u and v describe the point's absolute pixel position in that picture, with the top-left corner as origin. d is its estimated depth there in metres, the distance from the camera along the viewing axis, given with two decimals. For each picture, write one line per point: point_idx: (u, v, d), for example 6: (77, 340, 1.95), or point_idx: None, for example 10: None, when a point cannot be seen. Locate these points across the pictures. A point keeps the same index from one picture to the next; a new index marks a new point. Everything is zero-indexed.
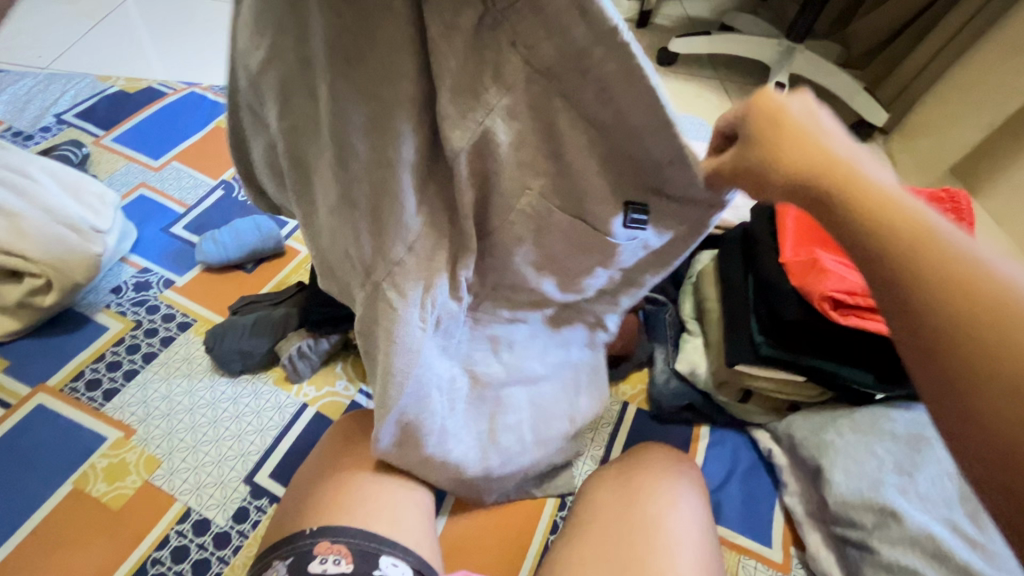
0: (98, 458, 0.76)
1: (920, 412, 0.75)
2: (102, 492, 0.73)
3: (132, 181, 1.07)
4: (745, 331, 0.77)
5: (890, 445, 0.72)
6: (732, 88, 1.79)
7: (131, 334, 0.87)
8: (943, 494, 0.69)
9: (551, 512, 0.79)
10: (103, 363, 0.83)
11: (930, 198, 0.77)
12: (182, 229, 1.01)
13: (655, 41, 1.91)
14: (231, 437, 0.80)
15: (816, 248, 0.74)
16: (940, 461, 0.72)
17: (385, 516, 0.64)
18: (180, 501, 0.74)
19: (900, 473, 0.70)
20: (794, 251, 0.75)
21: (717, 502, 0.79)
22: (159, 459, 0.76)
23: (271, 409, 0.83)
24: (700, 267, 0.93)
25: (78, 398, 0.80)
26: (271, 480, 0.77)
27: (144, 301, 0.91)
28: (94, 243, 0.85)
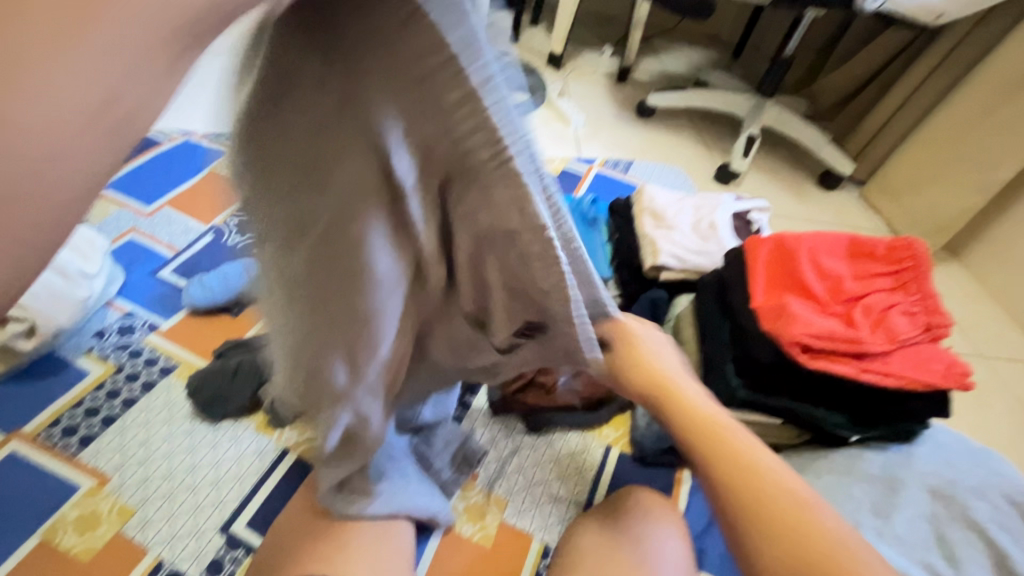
0: (70, 508, 0.74)
1: (895, 453, 0.75)
2: (71, 543, 0.71)
3: (124, 226, 1.09)
4: (721, 375, 0.77)
5: (868, 486, 0.73)
6: (708, 139, 1.89)
7: (112, 379, 0.86)
8: (920, 535, 0.69)
9: (534, 560, 0.78)
10: (82, 409, 0.83)
11: (890, 245, 0.81)
12: (171, 273, 1.02)
13: (634, 95, 2.02)
14: (209, 484, 0.78)
15: (784, 293, 0.79)
16: (916, 502, 0.71)
17: (364, 566, 0.63)
18: (152, 552, 0.72)
19: (877, 515, 0.70)
20: (764, 296, 0.79)
21: (700, 547, 0.79)
22: (133, 509, 0.75)
23: (252, 454, 0.82)
24: (680, 310, 0.94)
25: (54, 444, 0.79)
26: (248, 529, 0.76)
27: (128, 344, 0.91)
28: (81, 288, 0.87)
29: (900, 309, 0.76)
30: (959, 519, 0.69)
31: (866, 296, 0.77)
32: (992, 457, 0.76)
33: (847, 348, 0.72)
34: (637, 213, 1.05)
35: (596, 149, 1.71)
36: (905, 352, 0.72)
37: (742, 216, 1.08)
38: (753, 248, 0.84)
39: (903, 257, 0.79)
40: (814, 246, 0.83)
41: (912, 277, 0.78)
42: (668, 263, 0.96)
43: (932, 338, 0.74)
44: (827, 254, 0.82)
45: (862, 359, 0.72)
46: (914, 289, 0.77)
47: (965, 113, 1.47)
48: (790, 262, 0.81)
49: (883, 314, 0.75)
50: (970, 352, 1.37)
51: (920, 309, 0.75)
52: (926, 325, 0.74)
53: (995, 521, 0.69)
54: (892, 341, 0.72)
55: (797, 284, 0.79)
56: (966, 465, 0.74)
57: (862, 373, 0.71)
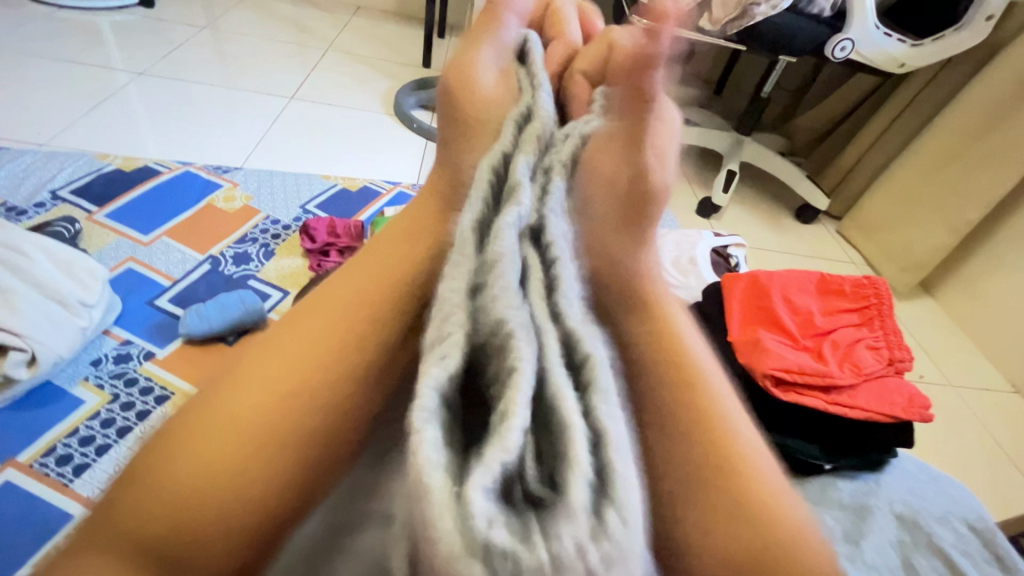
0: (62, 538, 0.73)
1: (865, 481, 0.78)
2: None
3: (121, 255, 1.11)
4: None
5: (838, 514, 0.74)
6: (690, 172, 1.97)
7: (107, 408, 0.87)
8: (890, 562, 0.71)
9: None
10: (76, 438, 0.83)
11: (856, 283, 0.87)
12: (167, 302, 1.04)
13: None
14: None
15: (759, 327, 0.83)
16: (884, 530, 0.74)
17: None
18: None
19: (849, 541, 0.72)
20: (740, 330, 0.83)
21: None
22: None
23: None
24: None
25: (47, 473, 0.79)
26: None
27: (123, 373, 0.92)
28: (80, 317, 0.91)
29: (866, 344, 0.81)
30: (925, 547, 0.73)
31: (834, 331, 0.82)
32: (952, 483, 0.81)
33: (817, 381, 0.76)
34: None
35: None
36: (870, 385, 0.76)
37: (720, 251, 1.14)
38: (729, 285, 0.90)
39: (867, 294, 0.86)
40: (786, 284, 0.88)
41: (876, 313, 0.83)
42: None
43: (896, 372, 0.78)
44: (797, 291, 0.88)
45: (831, 392, 0.76)
46: (878, 325, 0.82)
47: (927, 159, 1.57)
48: (763, 298, 0.87)
49: (849, 349, 0.80)
50: (941, 381, 1.43)
51: (884, 344, 0.80)
52: (889, 359, 0.79)
53: (956, 546, 0.74)
54: (859, 375, 0.76)
55: (770, 319, 0.84)
56: (929, 494, 0.78)
57: (830, 406, 0.75)
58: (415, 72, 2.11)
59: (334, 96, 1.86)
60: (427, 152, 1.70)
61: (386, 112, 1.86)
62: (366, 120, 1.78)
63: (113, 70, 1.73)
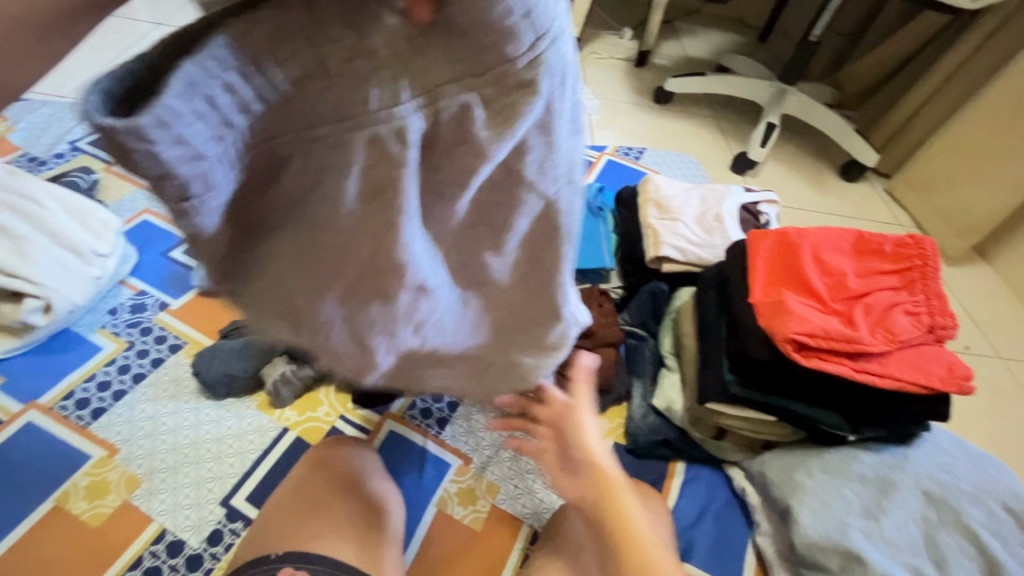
0: (81, 477, 0.77)
1: (891, 455, 0.74)
2: (81, 510, 0.74)
3: (138, 207, 1.08)
4: (716, 368, 0.78)
5: (857, 488, 0.72)
6: (726, 126, 1.84)
7: (123, 355, 0.89)
8: (909, 538, 0.68)
9: (523, 545, 0.81)
10: (94, 383, 0.85)
11: (898, 243, 0.79)
12: (181, 253, 1.02)
13: (653, 80, 1.96)
14: (211, 459, 0.81)
15: (784, 289, 0.77)
16: (907, 505, 0.70)
17: (354, 537, 0.67)
18: (156, 522, 0.75)
19: (866, 516, 0.70)
20: (762, 292, 0.77)
21: (688, 540, 0.79)
22: (139, 479, 0.78)
23: (253, 432, 0.85)
24: (679, 303, 0.95)
25: (68, 416, 0.82)
26: (248, 504, 0.79)
27: (139, 323, 0.93)
28: (93, 267, 0.91)
29: (904, 309, 0.74)
30: (951, 526, 0.69)
31: (869, 294, 0.75)
32: (990, 462, 0.75)
33: (845, 347, 0.70)
34: (641, 202, 1.05)
35: (610, 136, 1.67)
36: (904, 353, 0.70)
37: (751, 208, 1.06)
38: (755, 242, 0.83)
39: (911, 255, 0.77)
40: (818, 242, 0.81)
41: (920, 275, 0.76)
42: (670, 254, 0.96)
43: (934, 340, 0.72)
44: (830, 251, 0.80)
45: (859, 359, 0.70)
46: (920, 289, 0.75)
47: (998, 109, 1.39)
48: (791, 256, 0.80)
49: (885, 313, 0.73)
50: (988, 354, 1.32)
51: (924, 310, 0.73)
52: (929, 326, 0.72)
53: (988, 526, 0.68)
54: (892, 342, 0.70)
55: (798, 280, 0.78)
56: (962, 470, 0.74)
57: (857, 374, 0.69)
58: None
59: None
60: None
61: None
62: None
63: None
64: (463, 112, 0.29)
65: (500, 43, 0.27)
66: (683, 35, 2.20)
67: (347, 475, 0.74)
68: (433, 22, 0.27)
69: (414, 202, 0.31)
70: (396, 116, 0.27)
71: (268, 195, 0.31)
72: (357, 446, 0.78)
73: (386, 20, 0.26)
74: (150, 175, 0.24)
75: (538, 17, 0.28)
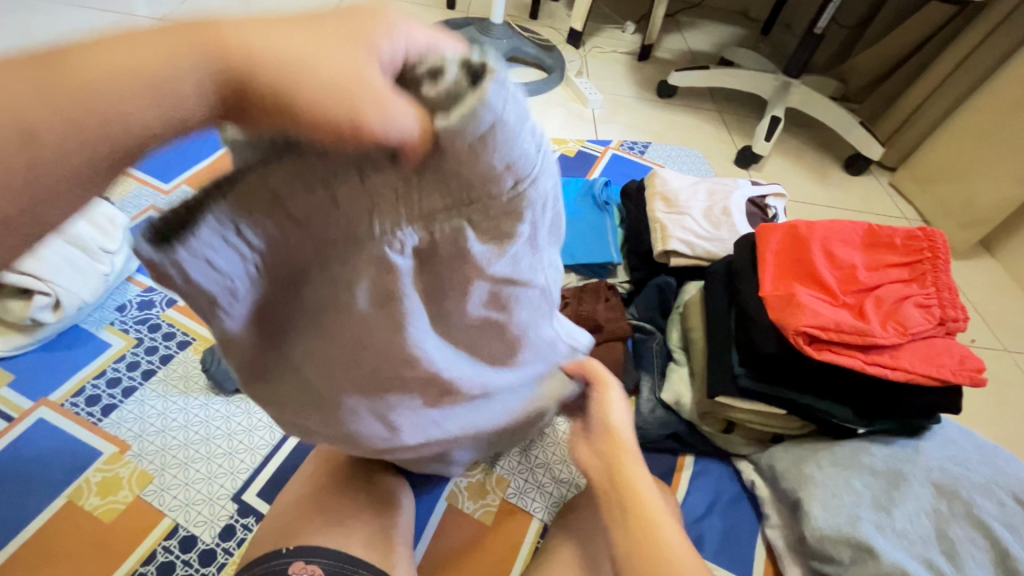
0: (93, 473, 0.77)
1: (902, 448, 0.74)
2: (94, 506, 0.75)
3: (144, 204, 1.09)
4: (726, 361, 0.78)
5: (868, 480, 0.72)
6: (730, 120, 1.83)
7: (132, 351, 0.89)
8: (920, 530, 0.68)
9: (533, 538, 0.81)
10: (104, 379, 0.86)
11: (908, 235, 0.79)
12: None
13: (656, 73, 1.95)
14: (222, 455, 0.81)
15: (794, 282, 0.77)
16: (918, 497, 0.70)
17: (366, 532, 0.67)
18: (169, 517, 0.75)
19: (877, 508, 0.70)
20: (772, 285, 0.77)
21: (698, 533, 0.79)
22: (151, 475, 0.78)
23: (263, 428, 0.85)
24: (687, 297, 0.95)
25: (78, 412, 0.82)
26: (259, 499, 0.79)
27: (147, 319, 0.93)
28: (102, 263, 0.91)
29: (915, 301, 0.74)
30: (963, 518, 0.69)
31: (880, 287, 0.75)
32: (1000, 454, 0.76)
33: (856, 340, 0.70)
34: (648, 196, 1.04)
35: (614, 130, 1.66)
36: (915, 346, 0.70)
37: (758, 201, 1.05)
38: (765, 236, 0.83)
39: (922, 247, 0.77)
40: (828, 235, 0.81)
41: (930, 267, 0.75)
42: (677, 248, 0.96)
43: (945, 333, 0.72)
44: (840, 244, 0.80)
45: (871, 351, 0.70)
46: (930, 281, 0.75)
47: (1005, 100, 1.39)
48: (801, 249, 0.80)
49: (896, 306, 0.73)
50: (994, 346, 1.32)
51: (936, 302, 0.73)
52: (940, 319, 0.72)
53: (999, 517, 0.69)
54: (903, 334, 0.70)
55: (808, 273, 0.77)
56: (972, 462, 0.74)
57: (868, 366, 0.69)
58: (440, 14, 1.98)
59: None
60: None
61: None
62: None
63: None
64: (456, 236, 0.29)
65: (486, 188, 0.27)
66: (686, 29, 2.19)
67: (358, 470, 0.74)
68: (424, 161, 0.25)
69: (418, 304, 0.34)
70: (396, 241, 0.29)
71: (289, 291, 0.34)
72: None
73: (386, 169, 0.26)
74: (186, 288, 0.28)
75: (527, 166, 0.27)
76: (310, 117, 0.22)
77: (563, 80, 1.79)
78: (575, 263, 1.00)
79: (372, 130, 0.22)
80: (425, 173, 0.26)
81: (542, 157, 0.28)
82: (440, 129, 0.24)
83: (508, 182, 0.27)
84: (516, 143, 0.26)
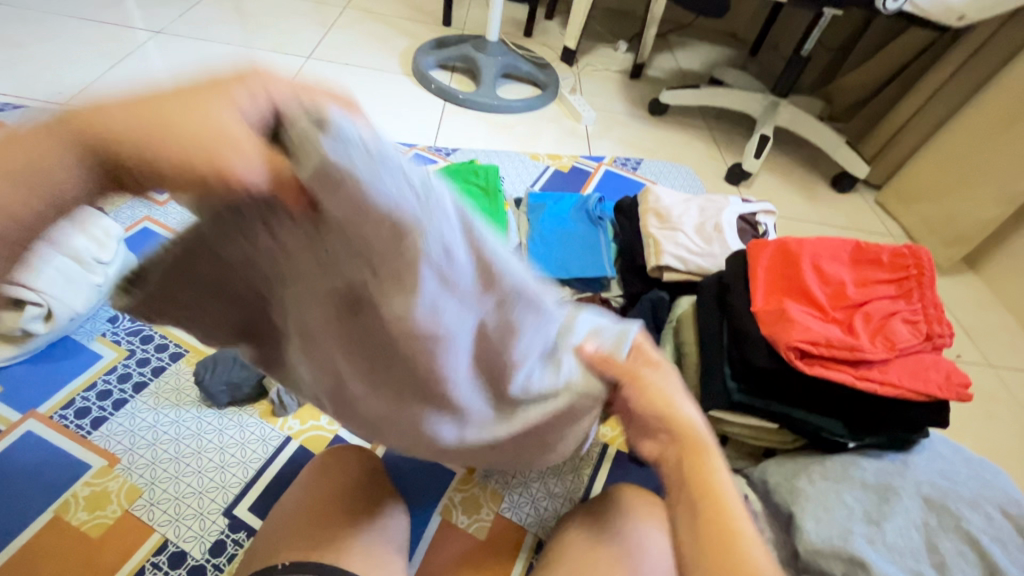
0: (81, 487, 0.76)
1: (891, 462, 0.76)
2: (81, 521, 0.73)
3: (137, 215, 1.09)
4: (718, 376, 0.79)
5: (858, 494, 0.73)
6: (720, 138, 1.87)
7: (124, 363, 0.88)
8: (911, 543, 0.69)
9: (528, 554, 0.81)
10: (95, 392, 0.85)
11: (895, 253, 0.81)
12: None
13: (647, 91, 1.99)
14: (213, 468, 0.81)
15: (785, 298, 0.78)
16: (908, 511, 0.71)
17: (360, 550, 0.65)
18: (158, 532, 0.74)
19: (869, 522, 0.70)
20: (764, 301, 0.79)
21: None
22: (141, 490, 0.77)
23: (256, 441, 0.84)
24: (681, 311, 0.95)
25: (67, 425, 0.81)
26: (251, 513, 0.78)
27: (139, 330, 0.93)
28: (95, 273, 0.90)
29: (902, 317, 0.75)
30: (952, 531, 0.70)
31: (868, 303, 0.77)
32: (987, 468, 0.77)
33: (846, 355, 0.72)
34: (642, 212, 1.06)
35: (606, 146, 1.69)
36: (904, 361, 0.72)
37: (749, 218, 1.08)
38: (755, 252, 0.85)
39: (908, 265, 0.79)
40: (817, 252, 0.82)
41: (915, 284, 0.78)
42: (670, 263, 0.97)
43: (933, 348, 0.74)
44: (829, 260, 0.82)
45: (860, 366, 0.72)
46: (917, 297, 0.77)
47: (984, 124, 1.44)
48: (791, 266, 0.81)
49: (884, 322, 0.75)
50: (978, 361, 1.35)
51: (922, 318, 0.75)
52: (926, 334, 0.74)
53: (987, 531, 0.69)
54: (891, 349, 0.72)
55: (798, 289, 0.79)
56: (960, 477, 0.75)
57: (858, 381, 0.70)
58: (436, 31, 2.00)
59: (352, 54, 1.77)
60: (446, 115, 1.63)
61: (403, 73, 1.78)
62: (386, 81, 1.71)
63: (129, 25, 1.65)
64: (369, 247, 0.33)
65: (374, 234, 0.32)
66: (676, 49, 2.24)
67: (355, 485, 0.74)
68: (316, 197, 0.31)
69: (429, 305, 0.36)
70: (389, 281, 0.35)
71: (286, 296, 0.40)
72: (366, 454, 0.78)
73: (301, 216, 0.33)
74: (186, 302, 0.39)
75: (405, 201, 0.31)
76: (175, 158, 0.26)
77: (557, 97, 1.82)
78: (569, 277, 1.01)
79: (237, 178, 0.27)
80: (329, 222, 0.32)
81: (427, 193, 0.32)
82: (302, 176, 0.29)
83: (389, 221, 0.32)
84: (382, 181, 0.30)
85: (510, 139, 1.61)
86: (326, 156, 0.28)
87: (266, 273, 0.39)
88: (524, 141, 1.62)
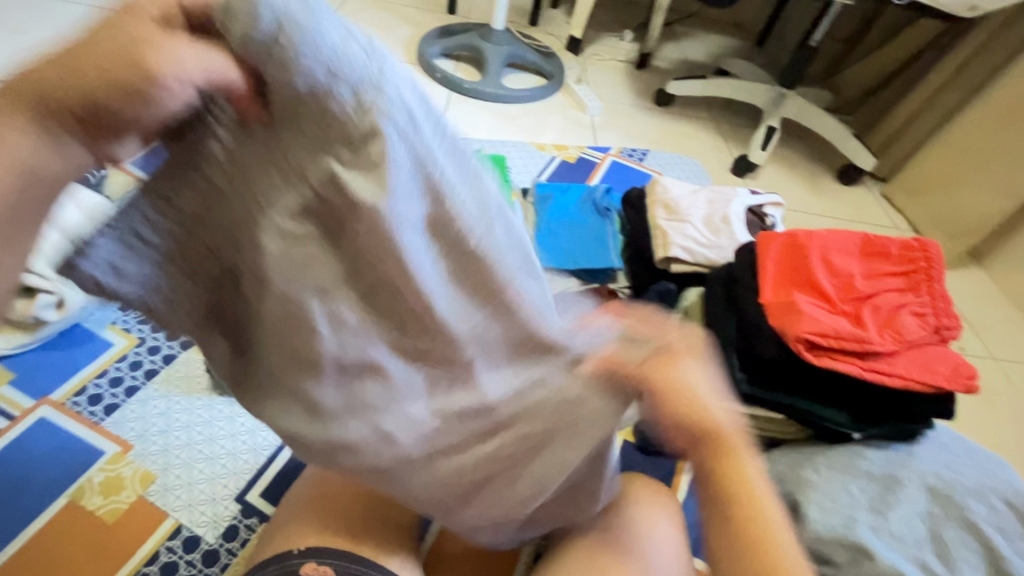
0: (96, 472, 0.77)
1: (896, 453, 0.77)
2: (96, 505, 0.74)
3: None
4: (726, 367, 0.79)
5: (863, 484, 0.74)
6: (726, 129, 1.86)
7: (135, 351, 0.89)
8: (915, 532, 0.70)
9: None
10: (107, 379, 0.85)
11: (904, 246, 0.81)
12: None
13: (653, 82, 1.98)
14: (225, 455, 0.82)
15: (793, 290, 0.79)
16: (912, 501, 0.72)
17: (372, 536, 0.66)
18: (172, 517, 0.75)
19: (873, 511, 0.71)
20: (773, 293, 0.79)
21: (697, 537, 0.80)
22: (154, 475, 0.78)
23: (266, 429, 0.85)
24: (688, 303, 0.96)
25: (81, 412, 0.82)
26: (263, 500, 0.79)
27: (150, 319, 0.93)
28: None
29: (910, 310, 0.76)
30: (956, 521, 0.71)
31: (877, 295, 0.77)
32: (991, 459, 0.78)
33: (854, 347, 0.72)
34: (649, 203, 1.06)
35: (612, 137, 1.68)
36: (911, 353, 0.72)
37: (757, 210, 1.08)
38: (765, 244, 0.85)
39: (916, 258, 0.79)
40: (826, 244, 0.83)
41: (924, 277, 0.78)
42: (678, 255, 0.97)
43: (940, 341, 0.74)
44: (838, 253, 0.82)
45: (867, 357, 0.72)
46: (925, 290, 0.77)
47: (992, 116, 1.43)
48: (800, 258, 0.82)
49: (892, 314, 0.75)
50: (983, 355, 1.35)
51: (930, 311, 0.76)
52: (935, 327, 0.75)
53: (990, 521, 0.70)
54: (899, 342, 0.72)
55: (807, 281, 0.79)
56: (965, 468, 0.76)
57: (865, 373, 0.71)
58: (442, 19, 1.98)
59: None
60: (451, 105, 1.62)
61: (409, 62, 1.76)
62: None
63: None
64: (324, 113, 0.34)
65: (325, 103, 0.34)
66: (683, 39, 2.22)
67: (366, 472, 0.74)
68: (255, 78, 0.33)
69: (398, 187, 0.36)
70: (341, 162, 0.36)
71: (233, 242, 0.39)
72: None
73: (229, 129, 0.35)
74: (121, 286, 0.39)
75: (350, 58, 0.33)
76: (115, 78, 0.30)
77: (563, 87, 1.81)
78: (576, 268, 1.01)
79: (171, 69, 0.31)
80: (275, 109, 0.35)
81: (371, 55, 0.34)
82: (236, 50, 0.32)
83: (332, 75, 0.33)
84: (319, 33, 0.32)
85: (516, 129, 1.61)
86: (252, 26, 0.31)
87: (238, 215, 0.38)
88: (530, 131, 1.61)
